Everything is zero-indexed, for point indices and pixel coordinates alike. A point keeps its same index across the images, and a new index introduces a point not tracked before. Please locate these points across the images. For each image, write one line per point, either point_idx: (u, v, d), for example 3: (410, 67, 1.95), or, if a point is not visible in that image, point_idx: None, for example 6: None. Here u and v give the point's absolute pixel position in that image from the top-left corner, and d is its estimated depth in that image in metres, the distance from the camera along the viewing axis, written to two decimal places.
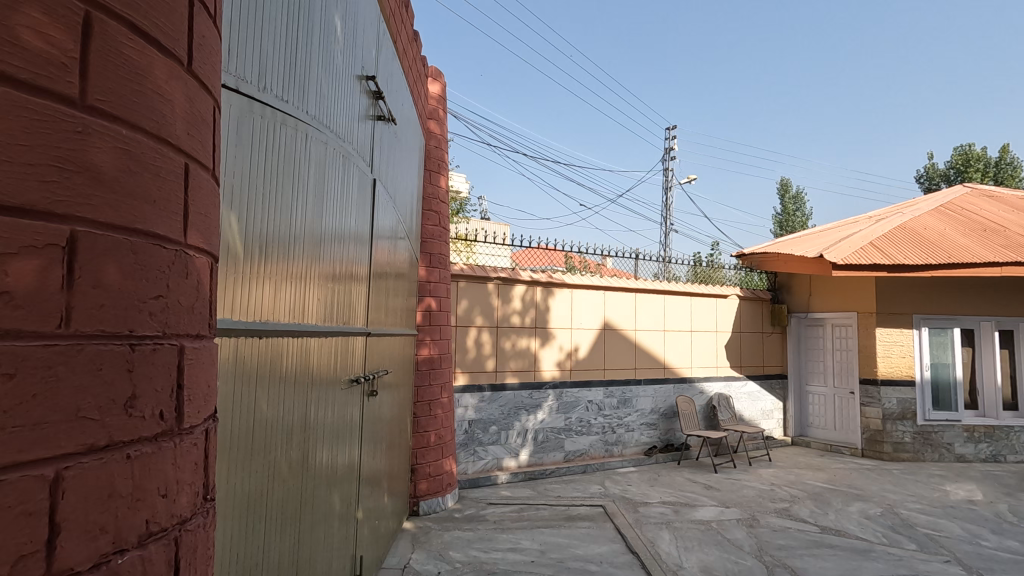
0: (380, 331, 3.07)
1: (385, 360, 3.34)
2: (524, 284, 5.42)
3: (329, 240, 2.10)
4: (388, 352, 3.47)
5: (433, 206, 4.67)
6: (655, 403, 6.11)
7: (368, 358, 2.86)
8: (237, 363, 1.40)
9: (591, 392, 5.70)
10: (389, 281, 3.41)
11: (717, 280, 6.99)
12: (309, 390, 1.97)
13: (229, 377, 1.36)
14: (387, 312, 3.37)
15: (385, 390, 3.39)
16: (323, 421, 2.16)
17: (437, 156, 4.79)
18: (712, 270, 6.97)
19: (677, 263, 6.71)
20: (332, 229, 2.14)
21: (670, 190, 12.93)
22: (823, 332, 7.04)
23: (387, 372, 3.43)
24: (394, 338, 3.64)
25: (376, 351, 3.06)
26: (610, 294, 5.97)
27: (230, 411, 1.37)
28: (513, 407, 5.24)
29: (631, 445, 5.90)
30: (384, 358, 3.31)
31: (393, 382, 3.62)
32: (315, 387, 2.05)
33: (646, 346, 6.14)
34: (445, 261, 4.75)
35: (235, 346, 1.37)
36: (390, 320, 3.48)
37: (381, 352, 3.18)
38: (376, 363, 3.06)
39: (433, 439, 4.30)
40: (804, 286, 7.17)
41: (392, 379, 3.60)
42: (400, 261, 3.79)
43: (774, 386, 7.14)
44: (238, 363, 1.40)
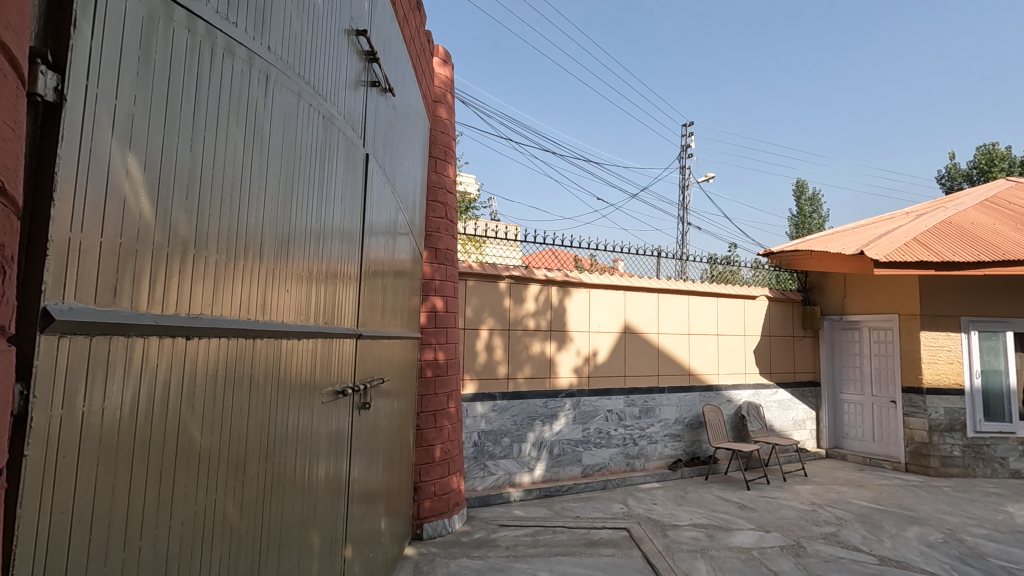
0: (374, 335, 2.64)
1: (381, 368, 2.92)
2: (539, 284, 5.01)
3: (302, 220, 1.68)
4: (386, 357, 3.06)
5: (439, 196, 4.25)
6: (680, 413, 5.65)
7: (359, 364, 2.43)
8: (156, 378, 1.00)
9: (611, 400, 5.25)
10: (388, 278, 3.00)
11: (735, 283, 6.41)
12: (275, 406, 1.55)
13: (143, 399, 0.96)
14: (385, 313, 2.95)
15: (382, 398, 2.98)
16: (295, 443, 1.72)
17: (443, 143, 4.37)
18: (731, 272, 6.41)
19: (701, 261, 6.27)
20: (308, 206, 1.73)
21: (687, 189, 12.45)
22: (860, 336, 6.54)
23: (385, 381, 3.01)
24: (393, 342, 3.22)
25: (371, 356, 2.64)
26: (630, 295, 5.52)
27: (144, 445, 0.96)
28: (526, 417, 4.80)
29: (654, 459, 5.44)
30: (380, 366, 2.89)
31: (391, 392, 3.20)
32: (283, 399, 1.62)
33: (670, 351, 5.69)
34: (452, 258, 4.33)
35: (146, 354, 0.97)
36: (388, 324, 3.06)
37: (375, 357, 2.75)
38: (370, 371, 2.64)
39: (439, 454, 3.88)
40: (838, 287, 6.68)
41: (391, 388, 3.19)
42: (402, 256, 3.38)
43: (806, 394, 6.64)
44: (156, 378, 1.00)
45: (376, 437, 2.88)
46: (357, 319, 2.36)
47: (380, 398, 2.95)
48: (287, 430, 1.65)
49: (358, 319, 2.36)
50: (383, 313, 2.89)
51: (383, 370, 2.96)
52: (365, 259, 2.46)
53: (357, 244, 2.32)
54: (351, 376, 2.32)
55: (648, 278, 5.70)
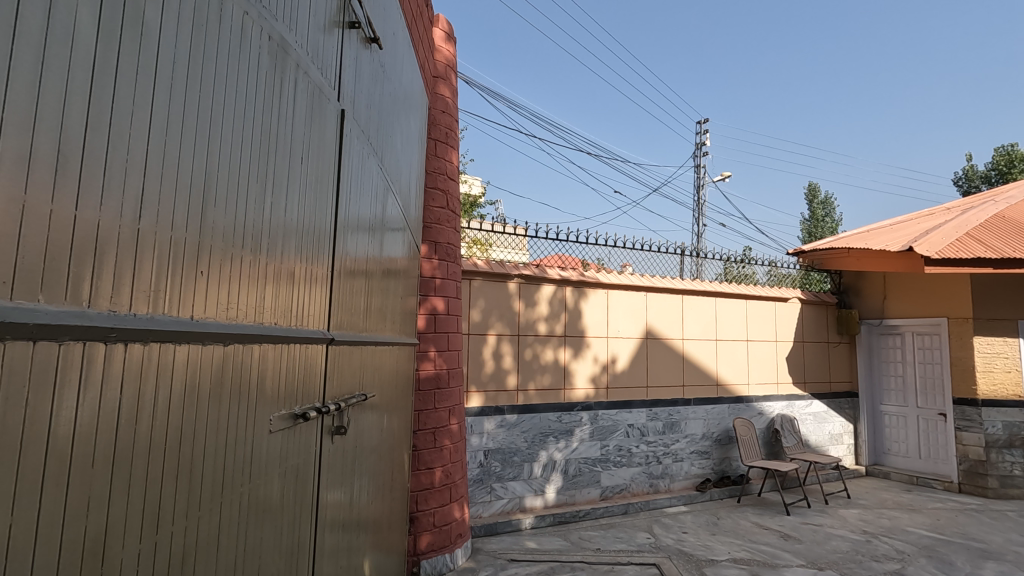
0: (355, 341, 2.10)
1: (367, 380, 2.37)
2: (552, 284, 4.52)
3: (229, 172, 1.15)
4: (374, 367, 2.53)
5: (439, 183, 3.72)
6: (708, 427, 5.10)
7: (334, 376, 1.87)
8: None
9: (632, 414, 4.72)
10: (375, 273, 2.47)
11: (749, 283, 5.74)
12: (188, 446, 1.03)
13: None
14: (371, 312, 2.41)
15: (369, 415, 2.45)
16: (229, 495, 1.19)
17: (445, 124, 3.81)
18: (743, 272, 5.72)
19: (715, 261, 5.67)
20: (241, 156, 1.20)
21: (704, 188, 11.87)
22: (902, 342, 5.98)
23: (371, 396, 2.47)
24: (383, 349, 2.69)
25: (351, 366, 2.09)
26: (652, 297, 5.00)
27: None
28: (538, 434, 4.28)
29: (680, 479, 4.89)
30: (366, 380, 2.34)
31: (381, 409, 2.68)
32: (203, 436, 1.09)
33: (696, 359, 5.14)
34: (455, 254, 3.82)
35: None
36: (376, 328, 2.52)
37: (358, 367, 2.20)
38: (351, 386, 2.08)
39: (439, 480, 3.36)
40: (876, 288, 6.12)
41: (380, 405, 2.66)
42: (393, 249, 2.85)
43: (843, 406, 6.07)
44: None
45: (360, 469, 2.34)
46: (328, 321, 1.82)
47: (367, 418, 2.41)
48: (210, 484, 1.11)
49: (330, 320, 1.83)
50: (369, 314, 2.35)
51: (369, 384, 2.42)
52: (341, 246, 1.93)
53: (328, 223, 1.79)
54: (321, 394, 1.76)
55: (670, 279, 5.18)
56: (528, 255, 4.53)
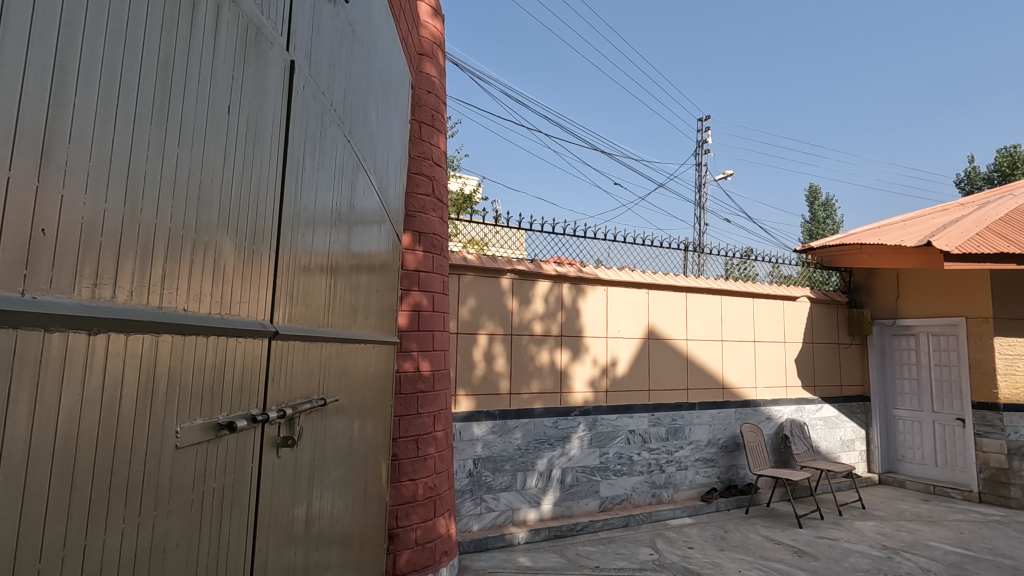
0: (311, 337, 1.77)
1: (330, 383, 2.03)
2: (548, 281, 4.22)
3: (102, 89, 0.81)
4: (344, 368, 2.22)
5: (423, 168, 3.37)
6: (713, 433, 4.80)
7: (278, 377, 1.54)
8: None
9: (633, 419, 4.42)
10: (343, 261, 2.13)
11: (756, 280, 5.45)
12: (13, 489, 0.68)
13: None
14: (336, 303, 2.07)
15: (336, 423, 2.15)
16: (105, 543, 0.85)
17: (431, 105, 3.49)
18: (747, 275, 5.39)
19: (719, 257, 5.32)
20: (133, 74, 0.86)
21: (705, 186, 11.58)
22: (916, 344, 5.69)
23: (337, 400, 2.14)
24: (354, 347, 2.36)
25: (305, 365, 1.75)
26: (654, 295, 4.71)
27: None
28: (533, 441, 3.97)
29: (684, 489, 4.59)
30: (328, 383, 2.00)
31: (351, 415, 2.34)
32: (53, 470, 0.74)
33: (701, 361, 4.85)
34: (442, 246, 3.52)
35: None
36: (344, 323, 2.19)
37: (316, 366, 1.86)
38: (304, 389, 1.75)
39: (421, 492, 3.05)
40: (889, 287, 5.83)
41: (350, 412, 2.33)
42: (369, 236, 2.52)
43: (854, 410, 5.77)
44: None
45: (324, 485, 2.03)
46: (270, 311, 1.49)
47: (331, 426, 2.08)
48: (59, 532, 0.76)
49: (274, 311, 1.49)
50: (332, 306, 2.02)
51: (333, 387, 2.08)
52: (290, 221, 1.59)
53: (271, 192, 1.46)
54: (258, 399, 1.42)
55: (674, 276, 4.89)
56: (528, 256, 4.24)
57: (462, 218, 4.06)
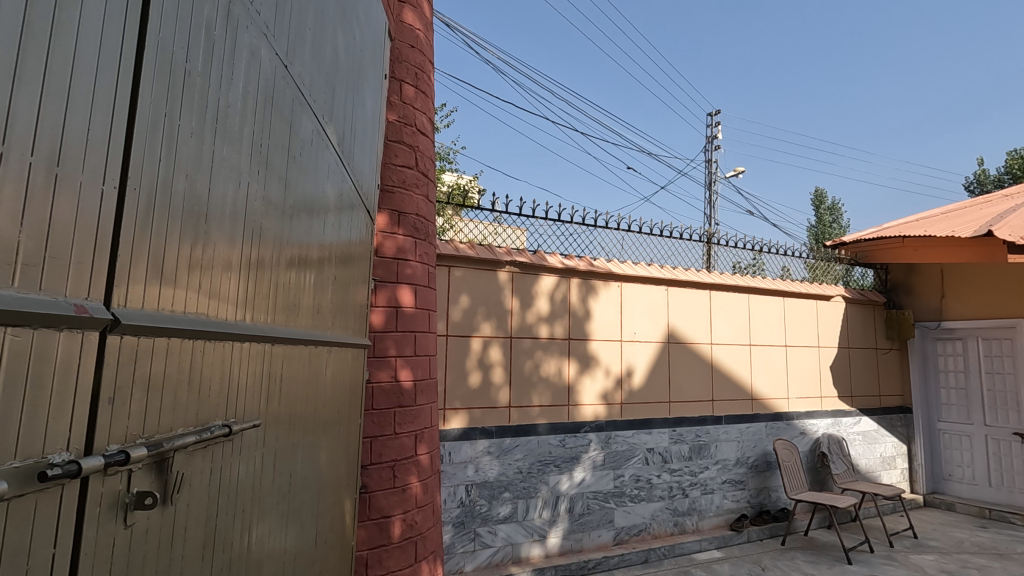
0: (207, 332, 1.15)
1: (253, 400, 1.41)
2: (553, 276, 3.64)
3: None
4: (286, 379, 1.63)
5: (405, 136, 2.79)
6: (741, 451, 4.20)
7: (126, 393, 0.93)
8: None
9: (652, 436, 3.83)
10: (278, 234, 1.53)
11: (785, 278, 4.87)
12: None
13: None
14: (265, 288, 1.46)
15: (274, 456, 1.56)
16: None
17: (415, 62, 2.93)
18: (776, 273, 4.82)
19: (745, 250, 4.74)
20: None
21: (715, 182, 11.00)
22: (963, 349, 5.09)
23: (269, 422, 1.52)
24: (300, 350, 1.73)
25: (195, 374, 1.13)
26: (674, 293, 4.12)
27: None
28: (537, 463, 3.38)
29: (710, 516, 3.99)
30: (249, 400, 1.38)
31: (295, 441, 1.71)
32: None
33: (727, 368, 4.26)
34: (429, 231, 2.93)
35: None
36: (279, 319, 1.57)
37: (222, 374, 1.24)
38: (193, 411, 1.13)
39: (399, 533, 2.45)
40: (931, 285, 5.23)
41: (294, 437, 1.70)
42: (324, 208, 1.92)
43: (895, 424, 5.17)
44: None
45: (251, 543, 1.43)
46: (105, 291, 0.88)
47: (259, 462, 1.45)
48: None
49: (113, 289, 0.89)
50: (256, 293, 1.41)
51: (261, 405, 1.46)
52: (159, 148, 0.99)
53: (107, 85, 0.86)
54: (74, 431, 0.81)
55: (695, 272, 4.32)
56: (528, 246, 3.66)
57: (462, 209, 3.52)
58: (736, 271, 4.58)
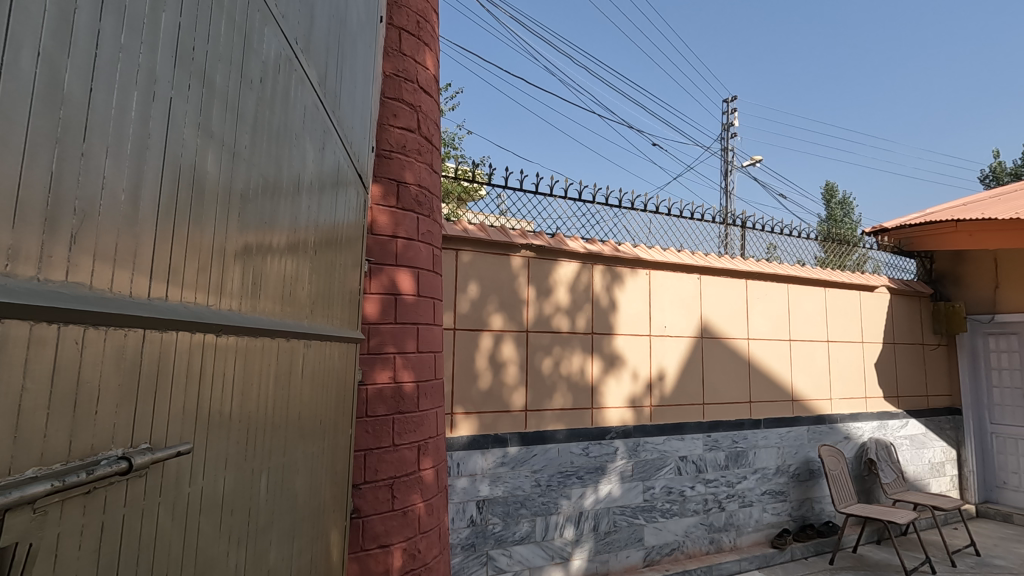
0: (84, 312, 0.72)
1: (179, 417, 0.96)
2: (574, 262, 3.22)
3: None
4: (250, 382, 1.22)
5: (405, 92, 2.37)
6: (782, 459, 3.76)
7: None
8: None
9: (685, 442, 3.40)
10: (223, 179, 1.09)
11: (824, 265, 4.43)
12: None
13: None
14: (198, 255, 1.01)
15: (229, 488, 1.14)
16: None
17: (416, 9, 2.50)
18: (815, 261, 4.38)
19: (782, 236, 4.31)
20: None
21: (731, 171, 10.54)
22: (1020, 344, 4.65)
23: (208, 448, 1.06)
24: (262, 344, 1.27)
25: (63, 382, 0.70)
26: (707, 282, 3.69)
27: None
28: (557, 475, 2.96)
29: (749, 532, 3.57)
30: (170, 417, 0.93)
31: (256, 469, 1.25)
32: None
33: (766, 366, 3.83)
34: (434, 207, 2.50)
35: None
36: (224, 299, 1.12)
37: (121, 377, 0.81)
38: (61, 438, 0.71)
39: (399, 565, 2.04)
40: (983, 275, 4.78)
41: (255, 463, 1.24)
42: (299, 159, 1.47)
43: (943, 427, 4.72)
44: None
45: None
46: None
47: (191, 507, 1.00)
48: None
49: None
50: (181, 261, 0.95)
51: (193, 422, 1.01)
52: None
53: None
54: None
55: (728, 259, 3.89)
56: (545, 228, 3.24)
57: (465, 200, 3.12)
58: (772, 259, 4.15)
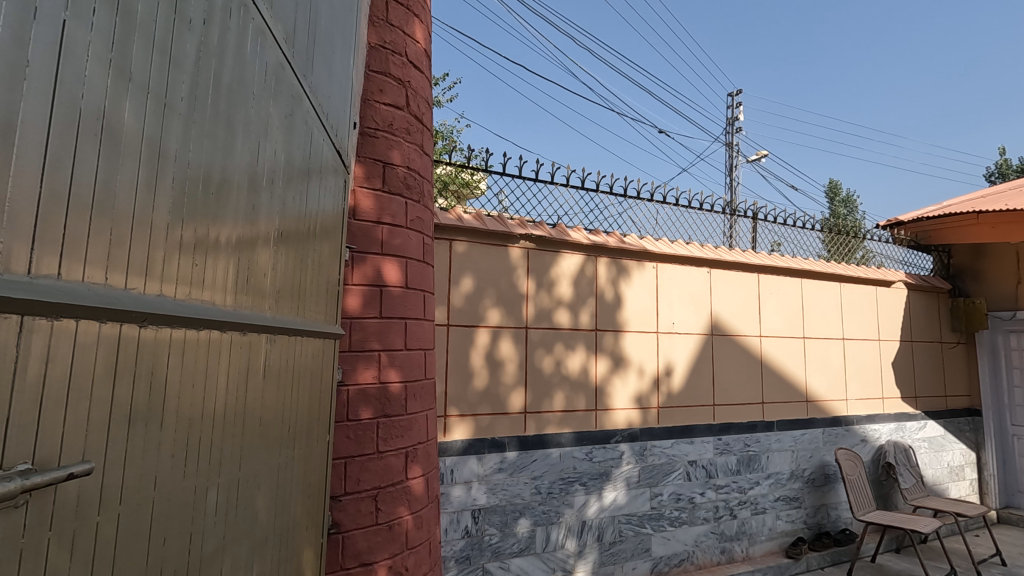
0: None
1: (75, 431, 0.75)
2: (577, 254, 3.02)
3: None
4: (195, 383, 1.02)
5: (393, 67, 2.17)
6: (797, 463, 3.56)
7: None
8: None
9: (695, 446, 3.20)
10: (148, 133, 0.87)
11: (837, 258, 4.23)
12: None
13: None
14: (105, 224, 0.79)
15: (165, 511, 0.94)
16: None
17: None
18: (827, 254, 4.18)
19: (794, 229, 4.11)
20: None
21: (737, 164, 10.35)
22: None
23: (128, 467, 0.85)
24: (207, 339, 1.06)
25: None
26: (717, 276, 3.48)
27: None
28: (559, 482, 2.76)
29: (762, 541, 3.37)
30: (60, 433, 0.72)
31: (198, 491, 1.03)
32: None
33: (779, 365, 3.62)
34: (424, 192, 2.30)
35: None
36: (153, 283, 0.90)
37: None
38: None
39: None
40: (1006, 270, 4.57)
41: (200, 481, 1.04)
42: (262, 124, 1.25)
43: (963, 429, 4.52)
44: None
45: None
46: None
47: (97, 546, 0.78)
48: None
49: None
50: (78, 230, 0.74)
51: (100, 438, 0.80)
52: None
53: None
54: None
55: (739, 252, 3.69)
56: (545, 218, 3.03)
57: (459, 188, 2.93)
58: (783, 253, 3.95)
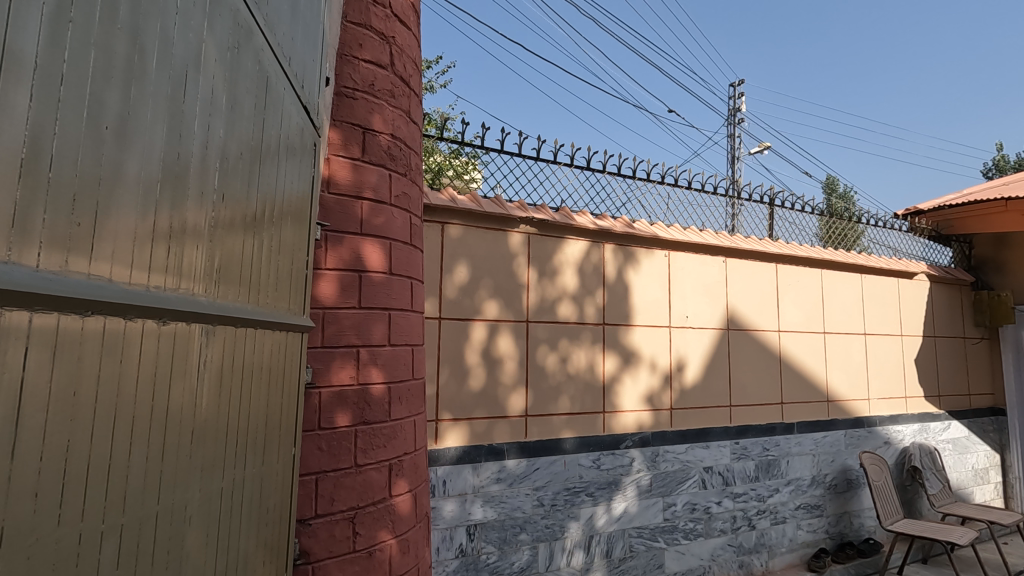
0: None
1: None
2: (582, 241, 2.74)
3: None
4: (81, 389, 0.73)
5: (374, 19, 1.89)
6: (818, 468, 3.30)
7: None
8: None
9: (710, 451, 2.93)
10: None
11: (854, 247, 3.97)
12: None
13: None
14: None
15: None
16: None
17: None
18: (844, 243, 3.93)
19: (810, 216, 3.85)
20: None
21: (739, 159, 10.12)
22: None
23: None
24: (101, 329, 0.76)
25: None
26: (733, 266, 3.21)
27: None
28: (564, 493, 2.48)
29: (782, 553, 3.11)
30: None
31: (86, 539, 0.74)
32: None
33: (799, 362, 3.36)
34: (412, 164, 2.02)
35: None
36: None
37: None
38: None
39: None
40: None
41: (89, 524, 0.75)
42: (191, 49, 0.96)
43: (987, 429, 4.27)
44: None
45: None
46: None
47: None
48: None
49: None
50: None
51: None
52: None
53: None
54: None
55: (755, 240, 3.42)
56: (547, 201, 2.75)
57: (452, 168, 2.64)
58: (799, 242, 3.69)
